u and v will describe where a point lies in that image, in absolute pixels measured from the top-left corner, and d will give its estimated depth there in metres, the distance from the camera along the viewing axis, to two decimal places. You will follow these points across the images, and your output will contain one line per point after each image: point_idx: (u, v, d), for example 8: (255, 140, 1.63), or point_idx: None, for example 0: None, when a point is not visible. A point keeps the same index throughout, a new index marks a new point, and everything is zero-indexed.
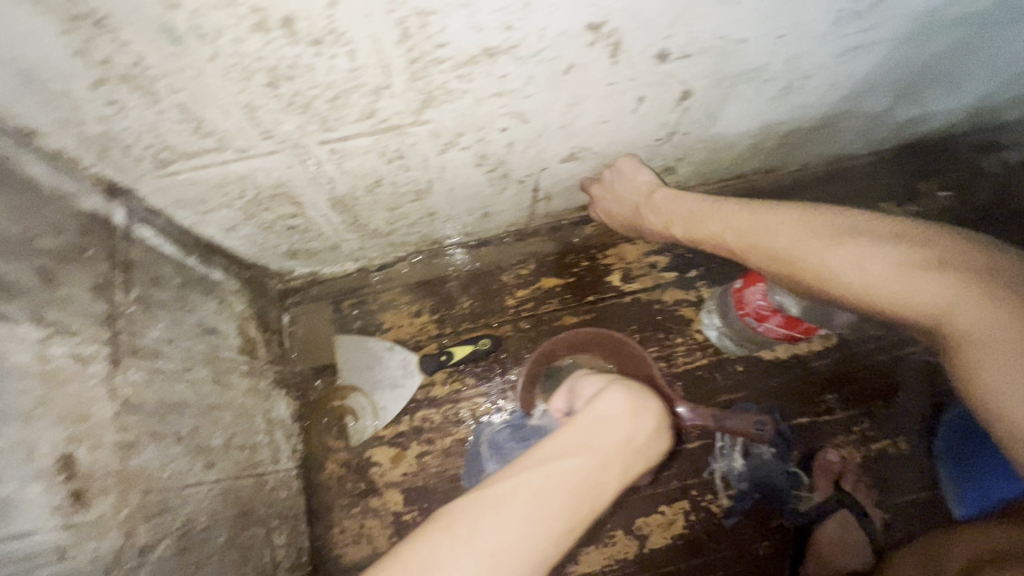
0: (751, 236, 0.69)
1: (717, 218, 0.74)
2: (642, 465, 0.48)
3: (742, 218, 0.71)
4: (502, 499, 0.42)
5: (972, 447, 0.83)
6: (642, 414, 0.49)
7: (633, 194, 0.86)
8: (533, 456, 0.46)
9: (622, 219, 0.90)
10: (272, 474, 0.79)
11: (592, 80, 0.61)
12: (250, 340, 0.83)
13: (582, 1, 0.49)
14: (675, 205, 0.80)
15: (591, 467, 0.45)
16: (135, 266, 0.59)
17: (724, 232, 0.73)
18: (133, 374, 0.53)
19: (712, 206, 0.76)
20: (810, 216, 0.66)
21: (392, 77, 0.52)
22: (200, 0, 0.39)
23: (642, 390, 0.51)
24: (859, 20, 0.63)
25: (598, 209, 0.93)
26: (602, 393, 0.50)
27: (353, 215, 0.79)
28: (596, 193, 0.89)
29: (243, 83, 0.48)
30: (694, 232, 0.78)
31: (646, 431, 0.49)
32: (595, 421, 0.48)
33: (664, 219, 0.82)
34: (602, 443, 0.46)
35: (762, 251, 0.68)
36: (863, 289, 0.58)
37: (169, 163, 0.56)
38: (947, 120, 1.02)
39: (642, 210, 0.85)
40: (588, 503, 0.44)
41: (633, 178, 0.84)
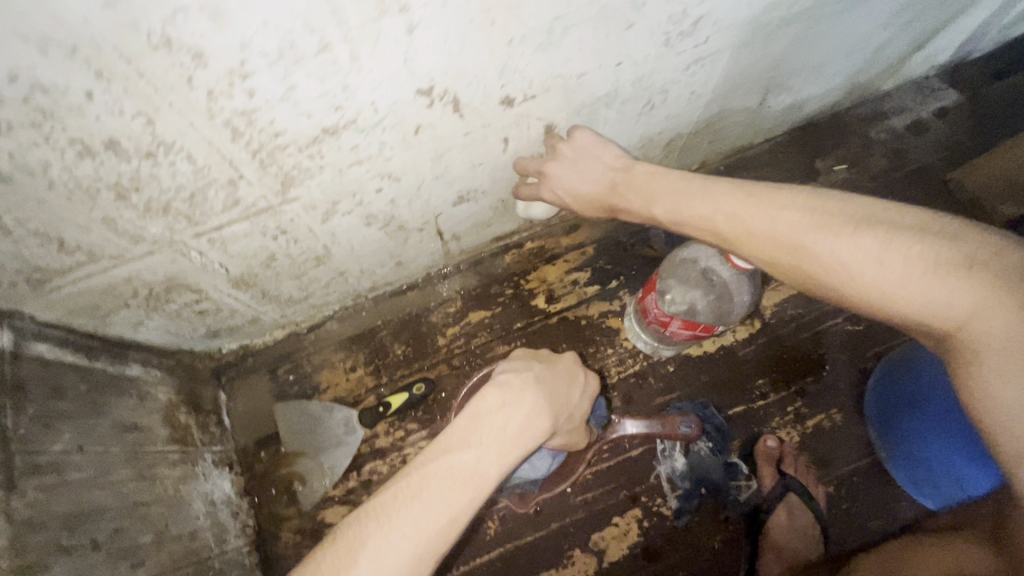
0: (749, 222, 0.57)
1: (704, 197, 0.60)
2: (523, 446, 0.55)
3: (733, 202, 0.58)
4: (388, 506, 0.49)
5: (900, 414, 0.85)
6: (511, 404, 0.57)
7: (607, 166, 0.70)
8: (417, 462, 0.53)
9: (590, 197, 0.72)
10: (218, 556, 0.79)
11: (446, 133, 0.64)
12: (181, 426, 0.84)
13: (400, 74, 0.52)
14: (656, 180, 0.65)
15: (466, 460, 0.52)
16: (30, 384, 0.60)
17: (715, 216, 0.59)
18: (33, 493, 0.54)
19: (699, 183, 0.62)
20: (810, 198, 0.55)
21: (241, 168, 0.55)
22: (15, 144, 0.42)
23: (514, 383, 0.59)
24: (687, 38, 0.67)
25: (550, 190, 0.75)
26: (476, 394, 0.58)
27: (260, 289, 0.81)
28: (553, 174, 0.73)
29: (91, 202, 0.51)
30: (680, 211, 0.62)
31: (519, 418, 0.56)
32: (470, 418, 0.55)
33: (644, 194, 0.65)
34: (476, 437, 0.54)
35: (761, 241, 0.56)
36: (875, 292, 0.51)
37: (46, 281, 0.58)
38: (825, 100, 1.07)
39: (621, 183, 0.68)
40: (468, 492, 0.51)
41: (596, 150, 0.71)
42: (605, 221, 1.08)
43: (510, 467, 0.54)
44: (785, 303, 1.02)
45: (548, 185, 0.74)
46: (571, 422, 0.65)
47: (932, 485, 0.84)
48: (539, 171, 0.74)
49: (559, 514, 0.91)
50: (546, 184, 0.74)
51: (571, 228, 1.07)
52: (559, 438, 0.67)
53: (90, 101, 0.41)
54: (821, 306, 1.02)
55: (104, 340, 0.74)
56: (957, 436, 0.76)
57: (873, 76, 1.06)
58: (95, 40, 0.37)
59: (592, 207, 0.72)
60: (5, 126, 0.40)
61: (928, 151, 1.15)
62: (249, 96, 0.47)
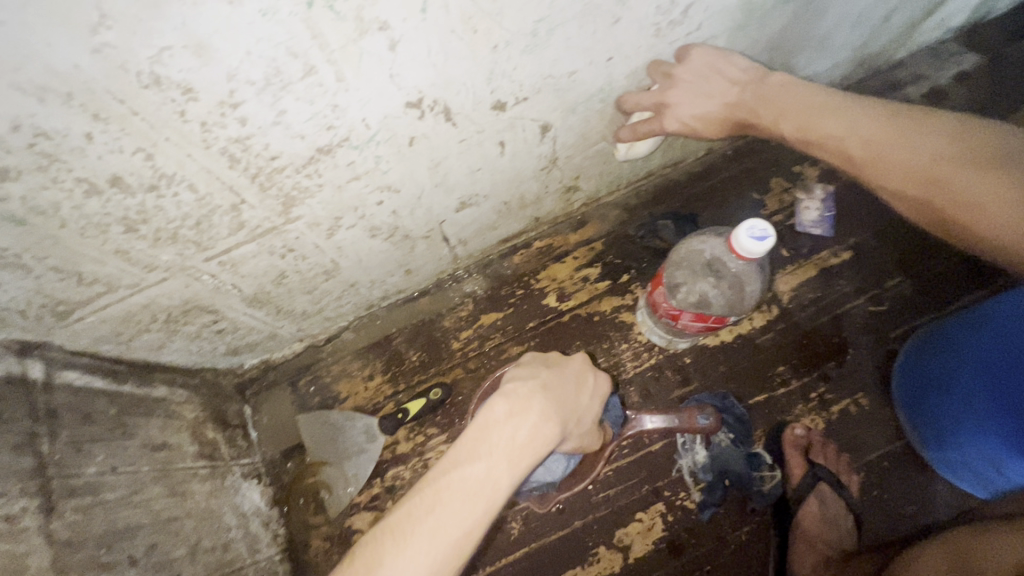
0: (882, 144, 0.59)
1: (840, 116, 0.63)
2: (532, 457, 0.54)
3: (874, 123, 0.61)
4: (404, 521, 0.50)
5: (933, 394, 0.82)
6: (519, 414, 0.56)
7: (722, 92, 0.69)
8: (431, 476, 0.53)
9: (714, 118, 0.70)
10: (251, 565, 0.82)
11: (441, 142, 0.65)
12: (209, 441, 0.87)
13: (387, 89, 0.53)
14: (788, 98, 0.66)
15: (477, 472, 0.52)
16: (61, 411, 0.63)
17: (847, 134, 0.62)
18: (70, 515, 0.57)
19: (838, 102, 0.64)
20: (953, 126, 0.57)
21: (242, 193, 0.57)
22: (26, 188, 0.44)
23: (521, 393, 0.58)
24: (678, 26, 0.66)
25: (673, 122, 0.71)
26: (484, 405, 0.57)
27: (274, 306, 0.84)
28: (674, 100, 0.70)
29: (103, 236, 0.53)
30: (810, 128, 0.64)
31: (527, 429, 0.55)
32: (479, 429, 0.55)
33: (774, 110, 0.66)
34: (486, 448, 0.54)
35: (892, 164, 0.59)
36: (1002, 225, 0.51)
37: (69, 312, 0.61)
38: (833, 74, 1.04)
39: (746, 105, 0.68)
40: (479, 504, 0.51)
41: (715, 70, 0.70)
42: (613, 215, 1.07)
43: (520, 478, 0.54)
44: (802, 287, 1.00)
45: (671, 115, 0.71)
46: (583, 425, 0.64)
47: (966, 468, 0.80)
48: (655, 103, 0.71)
49: (581, 512, 0.91)
50: (668, 114, 0.71)
51: (578, 224, 1.07)
52: (573, 442, 0.65)
53: (91, 142, 0.43)
54: (840, 288, 0.99)
55: (130, 364, 0.78)
56: (987, 425, 0.72)
57: (882, 46, 1.02)
58: (88, 85, 0.39)
59: (714, 127, 0.71)
60: (13, 173, 0.42)
61: None
62: (241, 123, 0.48)
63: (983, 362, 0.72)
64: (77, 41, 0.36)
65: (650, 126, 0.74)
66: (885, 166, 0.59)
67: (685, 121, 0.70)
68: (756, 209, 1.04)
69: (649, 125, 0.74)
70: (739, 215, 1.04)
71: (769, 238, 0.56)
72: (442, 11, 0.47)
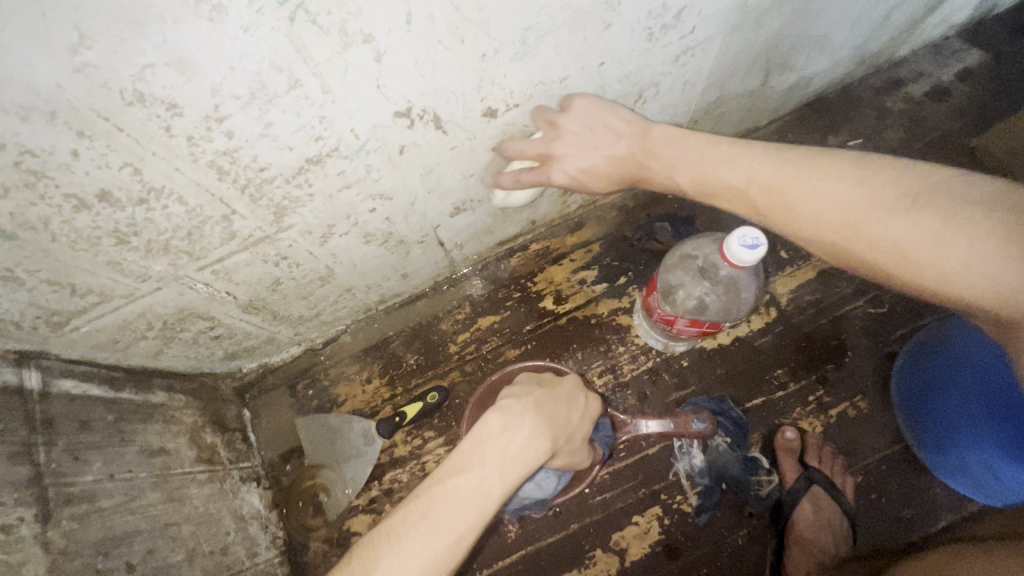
0: (787, 195, 0.54)
1: (736, 168, 0.57)
2: (524, 469, 0.55)
3: (777, 174, 0.54)
4: (397, 528, 0.48)
5: (931, 397, 0.81)
6: (512, 428, 0.57)
7: (614, 146, 0.67)
8: (424, 485, 0.52)
9: (600, 171, 0.67)
10: (250, 569, 0.83)
11: (432, 150, 0.65)
12: (208, 446, 0.88)
13: (375, 99, 0.52)
14: (680, 147, 0.62)
15: (471, 481, 0.52)
16: (59, 419, 0.64)
17: (746, 187, 0.56)
18: (68, 523, 0.58)
19: (735, 150, 0.58)
20: (853, 167, 0.51)
21: (233, 204, 0.57)
22: (15, 205, 0.44)
23: (516, 408, 0.60)
24: (671, 30, 0.65)
25: (560, 174, 0.67)
26: (479, 418, 0.58)
27: (270, 311, 0.84)
28: (559, 152, 0.67)
29: (94, 249, 0.53)
30: (715, 179, 0.59)
31: (521, 441, 0.56)
32: (474, 440, 0.55)
33: (669, 161, 0.63)
34: (480, 458, 0.53)
35: (808, 213, 0.52)
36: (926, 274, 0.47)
37: (65, 322, 0.62)
38: (833, 73, 1.03)
39: (636, 156, 0.66)
40: (472, 512, 0.50)
41: (602, 122, 0.67)
42: (610, 217, 1.07)
43: (512, 489, 0.53)
44: (801, 290, 0.99)
45: (557, 167, 0.67)
46: (575, 441, 0.68)
47: (962, 473, 0.80)
48: (541, 153, 0.67)
49: (578, 515, 0.91)
50: (553, 167, 0.67)
51: (575, 227, 1.07)
52: (565, 457, 0.69)
53: (77, 158, 0.43)
54: (839, 290, 0.98)
55: (128, 371, 0.78)
56: (990, 425, 0.72)
57: (883, 45, 1.01)
58: (71, 103, 0.39)
59: (606, 185, 0.69)
60: (1, 190, 0.42)
61: (950, 118, 1.09)
62: (229, 136, 0.48)
63: (988, 374, 0.73)
64: (59, 61, 0.36)
65: (535, 176, 0.69)
66: (796, 218, 0.53)
67: (572, 172, 0.67)
68: None
69: (531, 176, 0.69)
70: (737, 216, 1.03)
71: (761, 247, 0.56)
72: (428, 22, 0.47)
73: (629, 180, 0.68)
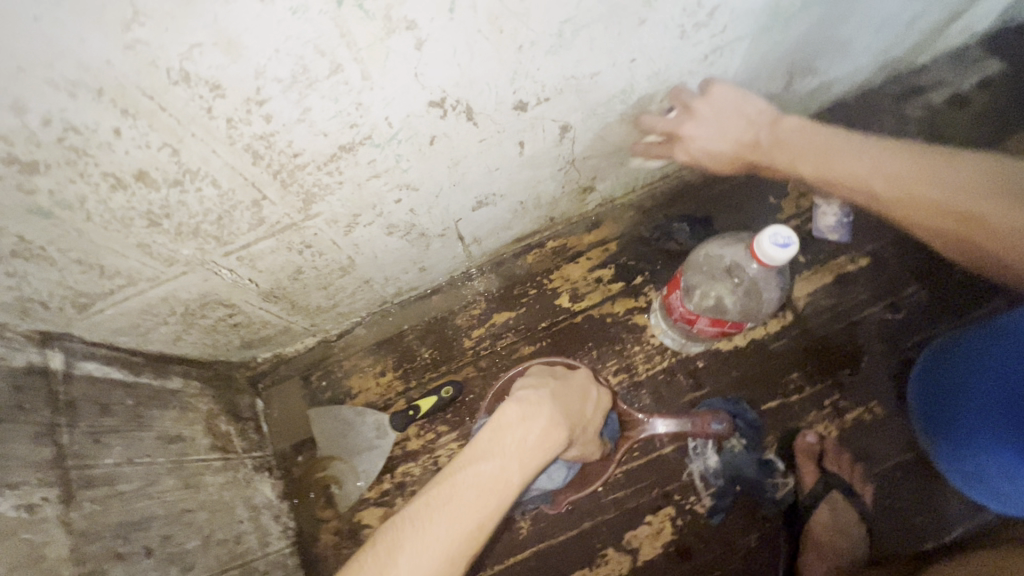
0: (905, 183, 0.68)
1: (862, 158, 0.71)
2: (545, 457, 0.55)
3: (890, 166, 0.69)
4: (420, 513, 0.49)
5: (950, 403, 0.80)
6: (532, 417, 0.57)
7: (742, 135, 0.77)
8: (445, 474, 0.53)
9: (724, 155, 0.80)
10: (262, 558, 0.83)
11: (461, 142, 0.65)
12: (222, 434, 0.88)
13: (411, 87, 0.52)
14: (802, 143, 0.74)
15: (490, 469, 0.52)
16: (80, 401, 0.64)
17: (866, 176, 0.70)
18: (89, 506, 0.58)
19: (853, 144, 0.72)
20: (952, 160, 0.66)
21: (264, 189, 0.57)
22: (53, 182, 0.44)
23: (533, 399, 0.60)
24: (703, 28, 0.65)
25: (683, 151, 0.81)
26: (497, 409, 0.58)
27: (290, 301, 0.84)
28: (687, 134, 0.78)
29: (126, 230, 0.53)
30: (830, 170, 0.73)
31: (540, 429, 0.56)
32: (494, 429, 0.56)
33: (792, 155, 0.75)
34: (499, 447, 0.54)
35: (918, 199, 0.67)
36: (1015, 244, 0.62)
37: (90, 304, 0.62)
38: (855, 78, 1.03)
39: (761, 146, 0.77)
40: (492, 499, 0.51)
41: (728, 110, 0.77)
42: (627, 216, 1.07)
43: (531, 478, 0.53)
44: (818, 294, 0.99)
45: (683, 147, 0.80)
46: (586, 435, 0.67)
47: (980, 482, 0.79)
48: (671, 129, 0.79)
49: (590, 514, 0.91)
50: (679, 146, 0.81)
51: (592, 225, 1.06)
52: (576, 450, 0.68)
53: (118, 137, 0.43)
54: (856, 295, 0.98)
55: (146, 356, 0.78)
56: (1008, 429, 0.71)
57: (905, 51, 1.01)
58: (118, 81, 0.39)
59: (727, 164, 0.81)
60: (42, 166, 0.42)
61: (969, 127, 1.09)
62: (266, 121, 0.48)
63: (999, 375, 0.72)
64: (110, 37, 0.36)
65: (660, 150, 0.84)
66: (912, 201, 0.68)
67: (697, 151, 0.79)
68: (773, 213, 1.03)
69: (660, 150, 0.84)
70: (755, 219, 1.03)
71: (793, 246, 0.56)
72: (470, 11, 0.47)
73: (744, 164, 0.81)
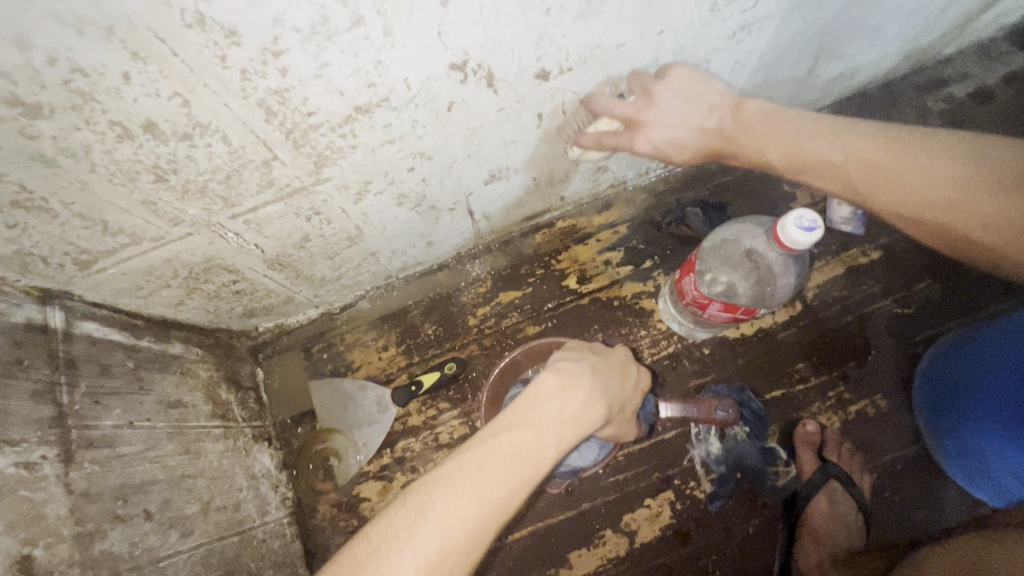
0: (889, 172, 0.58)
1: (835, 143, 0.61)
2: (579, 432, 0.56)
3: (872, 150, 0.59)
4: (453, 473, 0.49)
5: (957, 398, 0.80)
6: (570, 390, 0.58)
7: (704, 122, 0.66)
8: (481, 436, 0.53)
9: (690, 145, 0.67)
10: (260, 527, 0.83)
11: (479, 110, 0.63)
12: (222, 402, 0.87)
13: (433, 47, 0.50)
14: (774, 123, 0.64)
15: (528, 437, 0.53)
16: (80, 361, 0.62)
17: (845, 163, 0.60)
18: (88, 466, 0.57)
19: (828, 128, 0.62)
20: (942, 145, 0.57)
21: (275, 149, 0.55)
22: (57, 128, 0.42)
23: (572, 373, 0.60)
24: (735, 2, 0.63)
25: (646, 142, 0.66)
26: (535, 379, 0.59)
27: (294, 270, 0.82)
28: (648, 121, 0.65)
29: (131, 184, 0.51)
30: (803, 156, 0.62)
31: (578, 404, 0.57)
32: (532, 399, 0.56)
33: (763, 137, 0.64)
34: (537, 417, 0.54)
35: (902, 191, 0.58)
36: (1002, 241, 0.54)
37: (92, 262, 0.60)
38: (879, 66, 1.00)
39: (726, 131, 0.66)
40: (527, 467, 0.51)
41: (687, 97, 0.66)
42: (639, 199, 1.05)
43: (564, 450, 0.54)
44: (828, 285, 0.98)
45: (644, 134, 0.65)
46: (624, 414, 0.69)
47: (984, 477, 0.79)
48: (629, 117, 0.65)
49: (591, 495, 0.91)
50: (640, 134, 0.65)
51: (603, 207, 1.04)
52: (612, 429, 0.70)
53: (128, 83, 0.41)
54: (867, 288, 0.97)
55: (147, 319, 0.77)
56: (1015, 426, 0.70)
57: (932, 41, 0.98)
58: (129, 20, 0.36)
59: (693, 159, 0.69)
60: (46, 110, 0.40)
61: (990, 122, 1.07)
62: (282, 74, 0.46)
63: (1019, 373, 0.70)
64: None
65: (618, 139, 0.67)
66: (888, 191, 0.58)
67: (658, 142, 0.66)
68: (788, 201, 1.02)
69: (615, 138, 0.68)
70: (769, 207, 1.02)
71: (818, 230, 0.55)
72: None
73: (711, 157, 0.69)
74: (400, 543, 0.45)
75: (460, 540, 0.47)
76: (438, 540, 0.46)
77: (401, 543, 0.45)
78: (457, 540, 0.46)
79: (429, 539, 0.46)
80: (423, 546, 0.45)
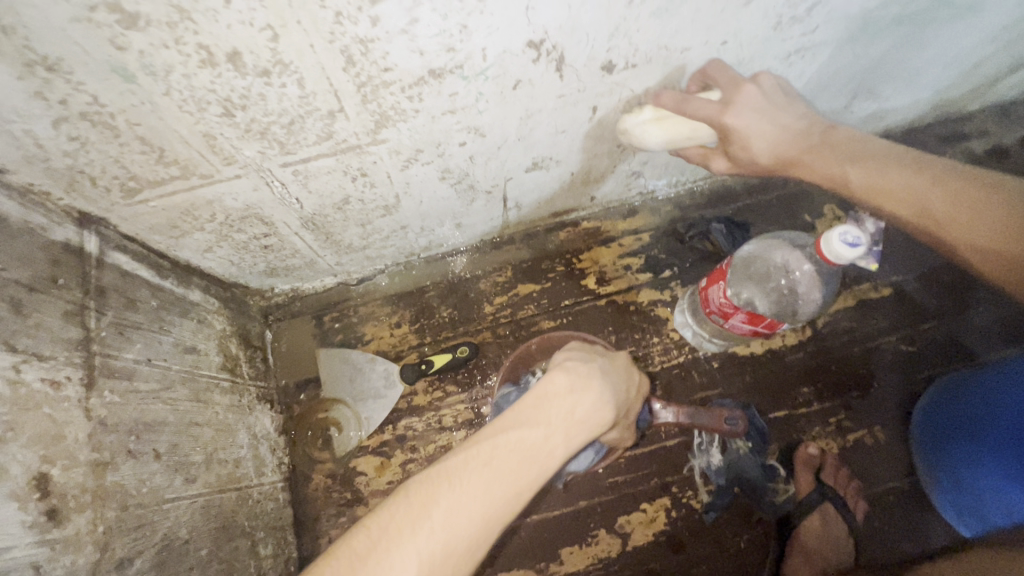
0: (975, 201, 0.60)
1: (919, 174, 0.63)
2: (588, 433, 0.56)
3: (937, 181, 0.62)
4: (455, 470, 0.49)
5: (951, 436, 0.82)
6: (579, 390, 0.57)
7: (790, 125, 0.66)
8: (484, 434, 0.53)
9: (774, 141, 0.65)
10: (255, 487, 0.81)
11: (541, 93, 0.64)
12: (231, 357, 0.86)
13: (518, 21, 0.51)
14: (832, 144, 0.67)
15: (535, 437, 0.53)
16: (108, 291, 0.61)
17: (908, 187, 0.63)
18: (109, 395, 0.56)
19: (906, 157, 0.65)
20: (936, 172, 0.63)
21: (344, 101, 0.55)
22: (146, 42, 0.42)
23: (582, 371, 0.59)
24: (798, 24, 0.65)
25: (737, 118, 0.63)
26: (544, 376, 0.58)
27: (325, 233, 0.82)
28: (743, 100, 0.63)
29: (198, 114, 0.51)
30: (875, 180, 0.65)
31: (587, 404, 0.56)
32: (538, 398, 0.56)
33: (824, 145, 0.66)
34: (544, 416, 0.54)
35: (977, 217, 0.60)
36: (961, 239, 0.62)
37: (136, 191, 0.59)
38: (910, 111, 1.04)
39: (815, 138, 0.66)
40: (533, 469, 0.51)
41: (779, 101, 0.66)
42: (665, 209, 1.06)
43: (571, 451, 0.54)
44: (839, 316, 1.00)
45: (738, 109, 0.63)
46: (628, 418, 0.71)
47: (976, 516, 0.79)
48: (728, 93, 0.64)
49: (589, 493, 0.92)
50: (733, 109, 0.63)
51: (629, 213, 1.06)
52: (616, 433, 0.72)
53: (227, 7, 0.41)
54: (876, 323, 1.00)
55: (173, 261, 0.76)
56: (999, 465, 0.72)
57: (961, 94, 1.02)
58: None
59: (769, 155, 0.66)
60: (142, 22, 0.40)
61: None
62: (373, 23, 0.46)
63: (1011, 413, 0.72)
64: None
65: (705, 106, 0.63)
66: (885, 199, 0.65)
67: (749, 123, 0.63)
68: (809, 230, 1.04)
69: (703, 103, 0.63)
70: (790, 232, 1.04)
71: (861, 247, 0.56)
72: None
73: (782, 163, 0.68)
74: (403, 539, 0.45)
75: (463, 539, 0.46)
76: (443, 537, 0.46)
77: (405, 538, 0.45)
78: (462, 540, 0.46)
79: (433, 536, 0.46)
80: (426, 542, 0.45)
